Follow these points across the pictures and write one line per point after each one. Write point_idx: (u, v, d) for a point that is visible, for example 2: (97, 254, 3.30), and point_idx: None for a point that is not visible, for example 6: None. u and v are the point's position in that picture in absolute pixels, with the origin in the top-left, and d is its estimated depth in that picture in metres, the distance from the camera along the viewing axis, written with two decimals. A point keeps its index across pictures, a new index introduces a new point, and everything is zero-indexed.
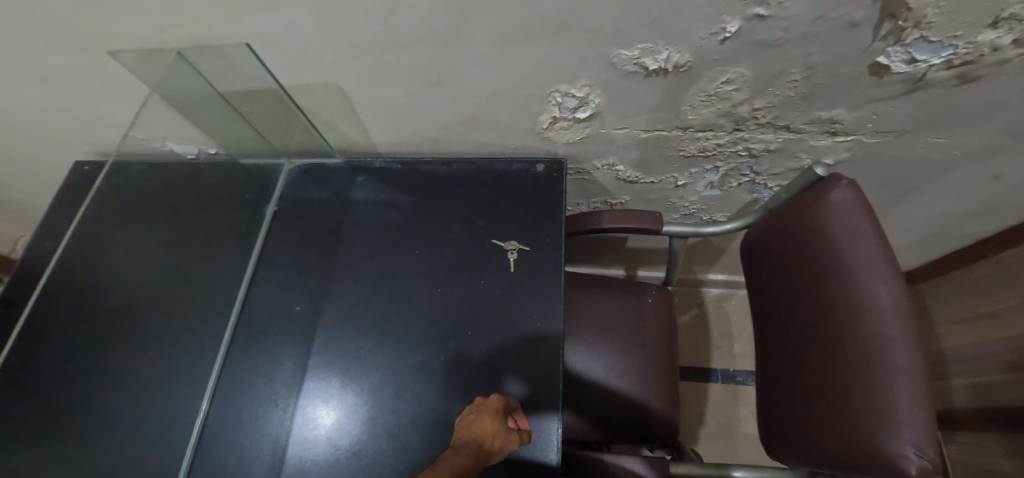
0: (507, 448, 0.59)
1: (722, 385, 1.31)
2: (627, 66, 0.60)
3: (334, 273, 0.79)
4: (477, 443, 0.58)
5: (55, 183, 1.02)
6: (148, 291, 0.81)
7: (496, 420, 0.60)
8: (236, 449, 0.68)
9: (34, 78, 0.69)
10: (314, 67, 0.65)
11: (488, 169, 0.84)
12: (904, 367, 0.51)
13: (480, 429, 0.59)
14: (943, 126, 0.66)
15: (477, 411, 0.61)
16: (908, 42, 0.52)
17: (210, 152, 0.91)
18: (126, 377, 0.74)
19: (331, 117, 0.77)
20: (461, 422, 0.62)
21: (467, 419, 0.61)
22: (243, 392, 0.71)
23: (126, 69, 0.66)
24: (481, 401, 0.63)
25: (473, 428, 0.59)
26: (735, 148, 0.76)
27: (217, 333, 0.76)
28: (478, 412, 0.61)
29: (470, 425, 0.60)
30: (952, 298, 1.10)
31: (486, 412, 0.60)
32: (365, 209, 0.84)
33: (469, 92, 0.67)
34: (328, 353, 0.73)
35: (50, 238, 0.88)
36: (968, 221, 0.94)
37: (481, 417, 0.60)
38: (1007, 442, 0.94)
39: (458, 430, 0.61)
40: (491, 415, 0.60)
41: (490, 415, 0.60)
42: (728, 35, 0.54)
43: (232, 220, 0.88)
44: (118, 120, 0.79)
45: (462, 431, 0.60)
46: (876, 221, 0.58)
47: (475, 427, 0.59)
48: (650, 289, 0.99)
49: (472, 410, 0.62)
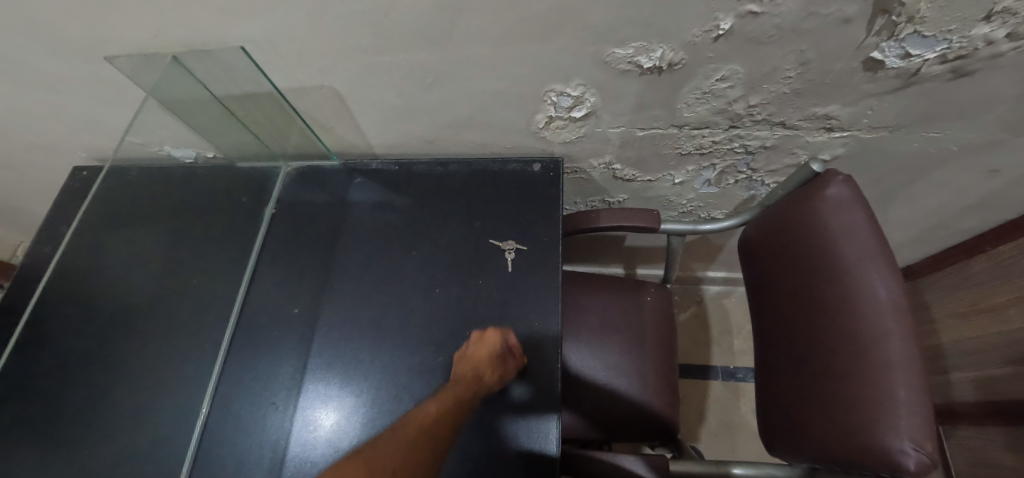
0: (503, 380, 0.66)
1: (722, 383, 1.31)
2: (621, 65, 0.60)
3: (331, 275, 0.79)
4: (476, 377, 0.65)
5: (52, 189, 1.02)
6: (147, 296, 0.81)
7: (494, 357, 0.66)
8: (237, 451, 0.68)
9: (31, 85, 0.69)
10: (309, 70, 0.65)
11: (484, 169, 0.84)
12: (901, 362, 0.51)
13: (481, 364, 0.65)
14: (939, 120, 0.66)
15: (475, 346, 0.67)
16: (902, 36, 0.52)
17: (209, 156, 0.91)
18: (127, 381, 0.74)
19: (327, 119, 0.77)
20: (459, 355, 0.69)
21: (466, 354, 0.68)
22: (243, 394, 0.72)
23: (121, 74, 0.66)
24: (477, 337, 0.69)
25: (473, 364, 0.66)
26: (731, 145, 0.76)
27: (216, 336, 0.76)
28: (477, 349, 0.67)
29: (470, 359, 0.67)
30: (951, 292, 1.10)
31: (485, 348, 0.66)
32: (361, 211, 0.84)
33: (463, 93, 0.68)
34: (327, 355, 0.73)
35: (48, 244, 0.88)
36: (965, 216, 0.94)
37: (481, 351, 0.66)
38: (1008, 436, 0.94)
39: (459, 362, 0.68)
40: (490, 354, 0.66)
41: (488, 350, 0.66)
42: (722, 32, 0.54)
43: (230, 224, 0.88)
44: (115, 125, 0.80)
45: (461, 365, 0.67)
46: (872, 217, 0.58)
47: (475, 362, 0.66)
48: (648, 286, 0.99)
49: (472, 345, 0.68)
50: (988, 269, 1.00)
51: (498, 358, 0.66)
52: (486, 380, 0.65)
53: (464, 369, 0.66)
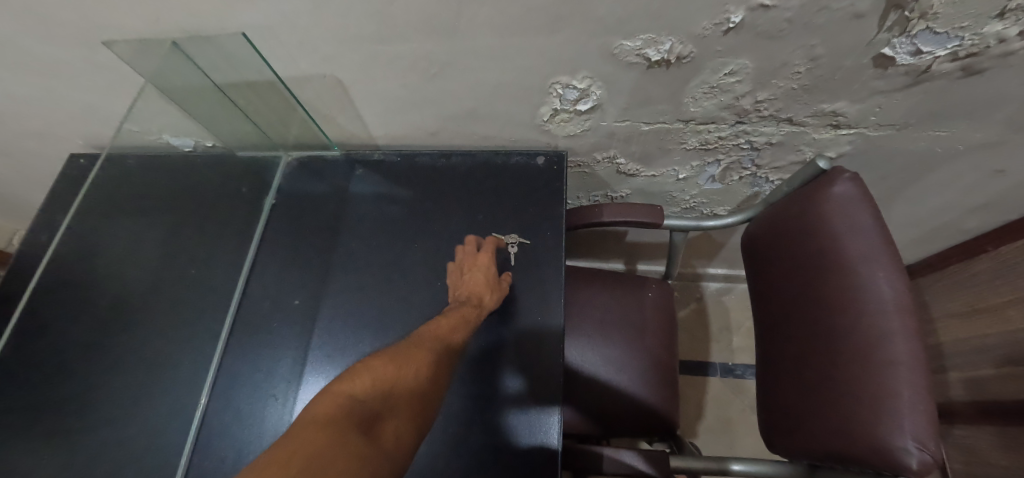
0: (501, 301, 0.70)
1: (721, 379, 1.32)
2: (629, 58, 0.59)
3: (333, 266, 0.78)
4: (477, 298, 0.67)
5: (49, 177, 1.01)
6: (146, 285, 0.81)
7: (487, 276, 0.69)
8: (236, 442, 0.67)
9: (27, 70, 0.68)
10: (311, 58, 0.64)
11: (487, 162, 0.84)
12: (905, 360, 0.51)
13: (480, 285, 0.68)
14: (946, 119, 0.66)
15: (470, 270, 0.70)
16: (914, 33, 0.52)
17: (208, 145, 0.90)
18: (126, 372, 0.73)
19: (329, 109, 0.76)
20: (452, 283, 0.72)
21: (462, 281, 0.70)
22: (243, 386, 0.71)
23: (120, 59, 0.65)
24: (469, 262, 0.71)
25: (472, 287, 0.68)
26: (737, 141, 0.75)
27: (215, 327, 0.76)
28: (471, 273, 0.70)
29: (468, 284, 0.69)
30: (951, 292, 1.11)
31: (481, 270, 0.69)
32: (363, 202, 0.83)
33: (467, 84, 0.67)
34: (327, 347, 0.72)
35: (44, 233, 0.87)
36: (968, 216, 0.94)
37: (476, 276, 0.69)
38: (1004, 436, 0.94)
39: (458, 288, 0.70)
40: (484, 274, 0.69)
41: (483, 272, 0.69)
42: (732, 25, 0.53)
43: (231, 214, 0.87)
44: (113, 112, 0.78)
45: (458, 289, 0.69)
46: (878, 215, 0.58)
47: (471, 285, 0.68)
48: (649, 282, 0.99)
49: (466, 271, 0.71)
50: (989, 270, 1.00)
51: (494, 277, 0.70)
52: (486, 302, 0.67)
53: (465, 288, 0.69)
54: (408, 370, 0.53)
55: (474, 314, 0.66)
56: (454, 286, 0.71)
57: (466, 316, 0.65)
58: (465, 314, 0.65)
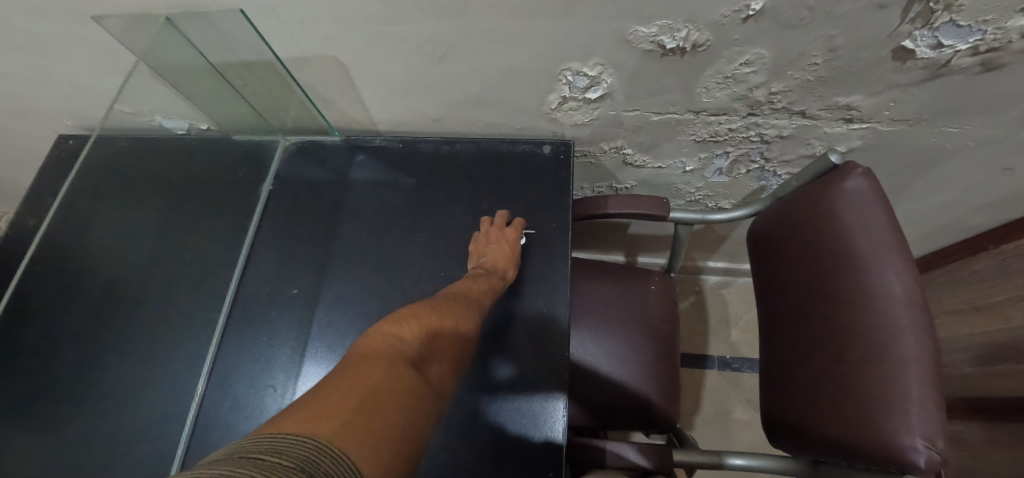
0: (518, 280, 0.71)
1: (718, 372, 1.32)
2: (643, 45, 0.57)
3: (333, 255, 0.77)
4: (500, 270, 0.68)
5: (36, 158, 0.98)
6: (139, 272, 0.79)
7: (512, 251, 0.69)
8: (234, 434, 0.66)
9: (12, 46, 0.64)
10: (313, 38, 0.62)
11: (492, 150, 0.82)
12: (916, 357, 0.50)
13: (504, 257, 0.68)
14: (960, 116, 0.65)
15: (495, 241, 0.70)
16: (936, 25, 0.50)
17: (202, 128, 0.87)
18: (121, 361, 0.72)
19: (330, 93, 0.74)
20: (476, 250, 0.72)
21: (487, 250, 0.70)
22: (241, 375, 0.70)
23: (111, 36, 0.62)
24: (497, 232, 0.71)
25: (496, 259, 0.68)
26: (747, 134, 0.74)
27: (212, 316, 0.74)
28: (498, 244, 0.69)
29: (494, 254, 0.69)
30: (952, 289, 1.11)
31: (507, 244, 0.69)
32: (364, 189, 0.81)
33: (475, 68, 0.64)
34: (327, 337, 0.71)
35: (32, 216, 0.84)
36: (972, 213, 0.94)
37: (502, 249, 0.69)
38: (994, 431, 0.96)
39: (482, 256, 0.70)
40: (510, 249, 0.69)
41: (508, 246, 0.69)
42: (752, 13, 0.51)
43: (228, 200, 0.85)
44: (103, 91, 0.75)
45: (483, 259, 0.69)
46: (890, 210, 0.57)
47: (499, 255, 0.68)
48: (653, 275, 0.98)
49: (491, 241, 0.70)
50: (989, 268, 1.01)
51: (518, 254, 0.70)
52: (508, 276, 0.68)
53: (492, 256, 0.69)
54: (443, 330, 0.58)
55: (500, 282, 0.67)
56: (477, 255, 0.71)
57: (496, 283, 0.67)
58: (495, 281, 0.67)
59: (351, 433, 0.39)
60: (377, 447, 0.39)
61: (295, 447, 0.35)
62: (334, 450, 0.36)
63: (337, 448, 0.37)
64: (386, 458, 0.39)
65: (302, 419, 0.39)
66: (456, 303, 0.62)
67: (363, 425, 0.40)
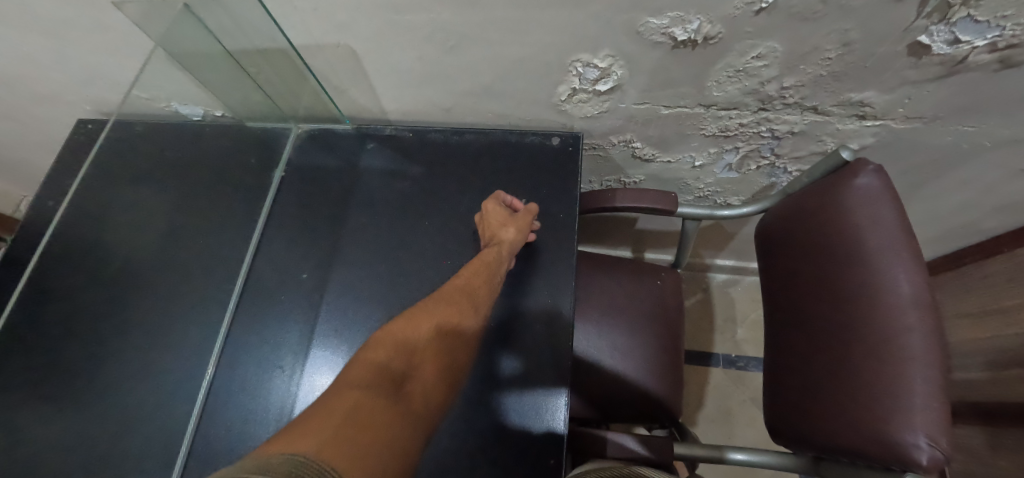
0: (522, 237, 0.69)
1: (722, 370, 1.32)
2: (654, 37, 0.57)
3: (342, 242, 0.78)
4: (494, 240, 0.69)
5: (54, 142, 1.00)
6: (153, 254, 0.81)
7: (501, 216, 0.71)
8: (242, 413, 0.68)
9: (35, 30, 0.66)
10: (325, 26, 0.62)
11: (500, 140, 0.82)
12: (921, 355, 0.50)
13: (492, 223, 0.71)
14: (976, 114, 0.64)
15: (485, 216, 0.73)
16: (954, 20, 0.49)
17: (217, 115, 0.90)
18: (134, 339, 0.74)
19: (342, 82, 0.75)
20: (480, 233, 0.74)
21: (481, 231, 0.73)
22: (249, 356, 0.72)
23: (131, 22, 0.63)
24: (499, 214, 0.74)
25: (489, 230, 0.71)
26: (758, 129, 0.73)
27: (222, 298, 0.76)
28: (488, 216, 0.72)
29: (485, 231, 0.72)
30: (965, 293, 1.09)
31: (495, 212, 0.72)
32: (374, 177, 0.82)
33: (486, 58, 0.65)
34: (334, 321, 0.72)
35: (51, 198, 0.86)
36: (988, 216, 0.93)
37: (489, 222, 0.72)
38: (1001, 436, 0.94)
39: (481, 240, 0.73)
40: (497, 215, 0.72)
41: (496, 215, 0.72)
42: (764, 6, 0.51)
43: (240, 186, 0.87)
44: (122, 76, 0.77)
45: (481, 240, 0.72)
46: (900, 208, 0.57)
47: (490, 225, 0.71)
48: (659, 270, 0.98)
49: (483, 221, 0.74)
50: (1004, 272, 1.00)
51: (509, 219, 0.71)
52: (504, 238, 0.68)
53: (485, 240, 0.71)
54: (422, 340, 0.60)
55: (499, 264, 0.68)
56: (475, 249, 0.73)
57: (494, 264, 0.68)
58: (493, 262, 0.68)
59: (333, 446, 0.41)
60: (353, 457, 0.41)
61: (279, 459, 0.37)
62: (311, 461, 0.37)
63: (319, 460, 0.38)
64: (368, 468, 0.42)
65: (283, 439, 0.41)
66: (437, 307, 0.63)
67: (345, 439, 0.42)
